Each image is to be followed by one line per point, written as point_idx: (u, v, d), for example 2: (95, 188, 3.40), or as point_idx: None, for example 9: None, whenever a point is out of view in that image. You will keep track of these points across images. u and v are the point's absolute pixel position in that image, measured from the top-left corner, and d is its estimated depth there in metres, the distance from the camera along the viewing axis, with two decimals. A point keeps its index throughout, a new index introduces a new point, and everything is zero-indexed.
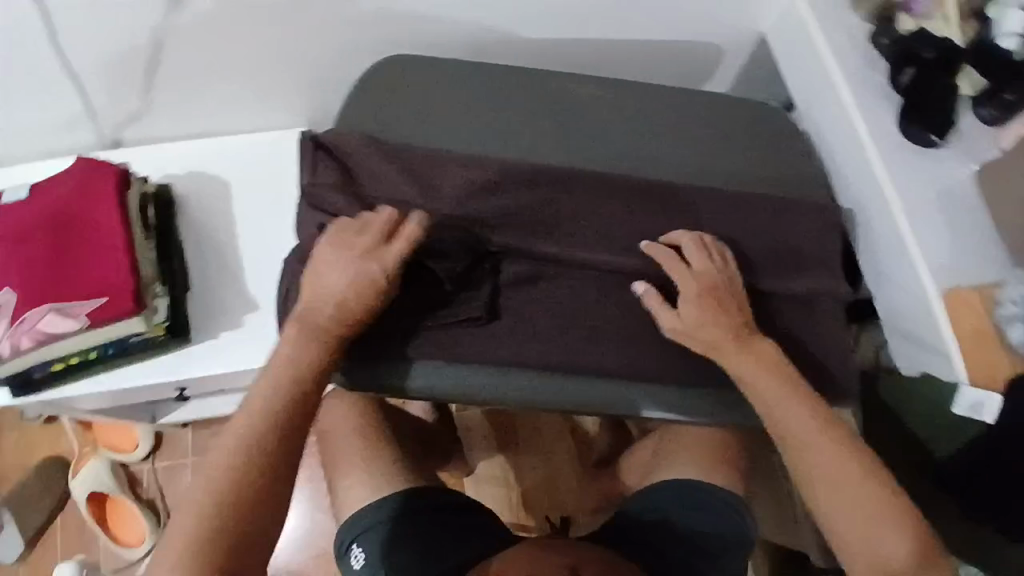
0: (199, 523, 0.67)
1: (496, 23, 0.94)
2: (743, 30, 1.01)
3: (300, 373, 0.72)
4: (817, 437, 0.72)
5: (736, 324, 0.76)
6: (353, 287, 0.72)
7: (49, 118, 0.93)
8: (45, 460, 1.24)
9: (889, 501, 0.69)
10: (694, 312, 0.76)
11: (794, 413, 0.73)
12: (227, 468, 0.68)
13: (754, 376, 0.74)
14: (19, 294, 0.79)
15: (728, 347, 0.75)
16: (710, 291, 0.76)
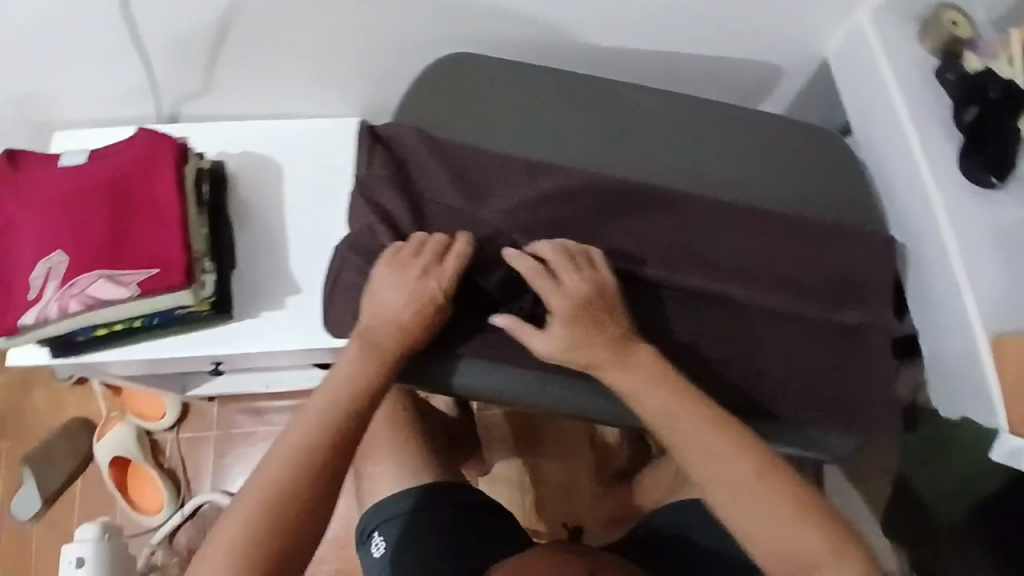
0: (247, 526, 0.68)
1: (560, 26, 0.93)
2: (803, 54, 1.00)
3: (356, 387, 0.74)
4: (724, 456, 0.72)
5: (605, 340, 0.73)
6: (410, 305, 0.73)
7: (114, 86, 0.95)
8: (71, 420, 1.25)
9: (795, 506, 0.70)
10: (566, 330, 0.73)
11: (698, 431, 0.72)
12: (278, 477, 0.70)
13: (635, 393, 0.73)
14: (71, 257, 0.80)
15: (606, 365, 0.73)
16: (581, 305, 0.73)
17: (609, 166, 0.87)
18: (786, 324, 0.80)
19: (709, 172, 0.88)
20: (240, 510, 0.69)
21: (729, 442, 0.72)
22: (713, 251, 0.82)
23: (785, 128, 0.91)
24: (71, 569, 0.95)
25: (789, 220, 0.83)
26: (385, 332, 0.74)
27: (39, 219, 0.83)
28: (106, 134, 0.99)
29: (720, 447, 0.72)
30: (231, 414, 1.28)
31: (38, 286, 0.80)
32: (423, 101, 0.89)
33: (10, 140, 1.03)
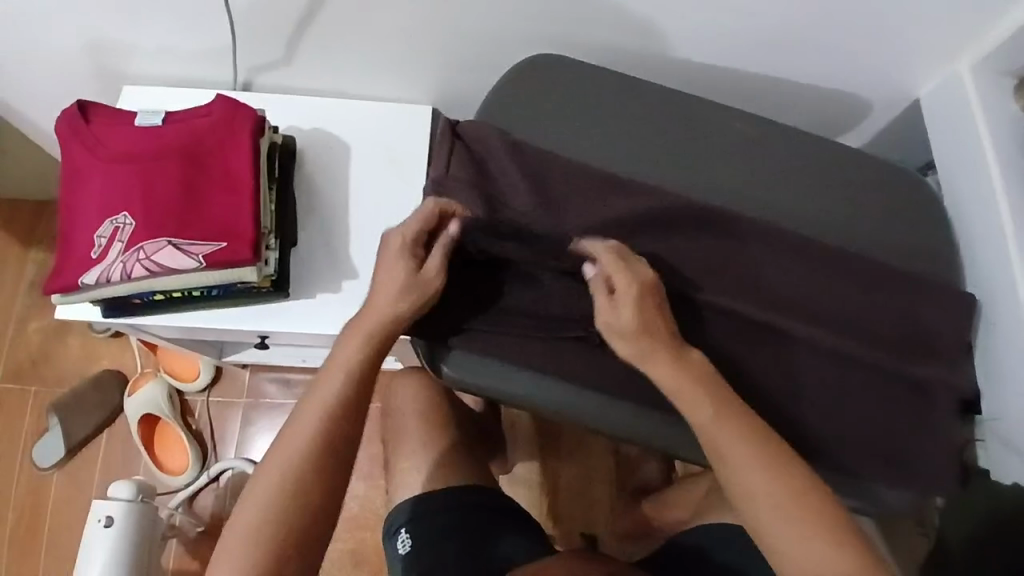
0: (245, 557, 0.64)
1: (650, 37, 0.92)
2: (889, 94, 0.98)
3: (342, 392, 0.70)
4: (754, 461, 0.66)
5: (663, 332, 0.69)
6: (394, 269, 0.71)
7: (197, 46, 0.95)
8: (105, 371, 1.25)
9: (834, 517, 0.63)
10: (631, 314, 0.69)
11: (731, 430, 0.66)
12: (274, 498, 0.66)
13: (679, 386, 0.68)
14: (139, 223, 0.80)
15: (660, 354, 0.68)
16: (645, 294, 0.70)
17: (689, 188, 0.85)
18: (856, 370, 0.78)
19: (792, 206, 0.85)
20: (249, 506, 0.66)
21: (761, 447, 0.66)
22: (787, 287, 0.80)
23: (873, 169, 0.89)
24: (99, 526, 0.97)
25: (868, 264, 0.81)
26: (382, 308, 0.70)
27: (109, 176, 0.82)
28: (179, 94, 0.99)
29: (752, 451, 0.66)
30: (261, 382, 1.28)
31: (102, 245, 0.80)
32: (507, 100, 0.87)
33: (82, 90, 1.04)
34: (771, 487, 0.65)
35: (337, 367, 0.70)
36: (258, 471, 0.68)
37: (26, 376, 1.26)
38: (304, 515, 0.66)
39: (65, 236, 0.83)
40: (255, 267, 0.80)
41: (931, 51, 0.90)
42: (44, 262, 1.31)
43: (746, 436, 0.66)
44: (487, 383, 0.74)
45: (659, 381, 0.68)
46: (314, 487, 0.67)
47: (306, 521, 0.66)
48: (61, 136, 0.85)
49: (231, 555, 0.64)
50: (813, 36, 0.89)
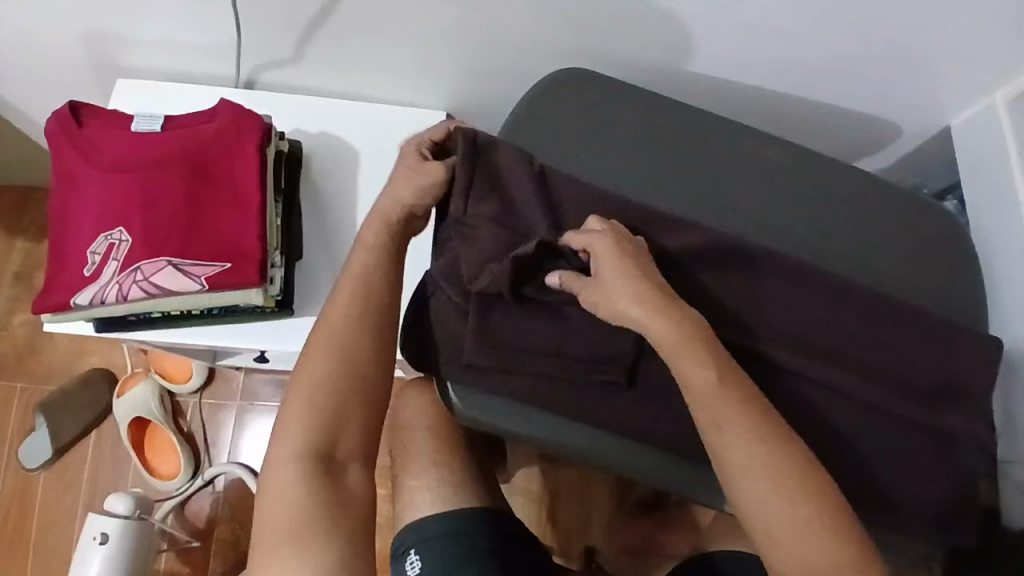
0: (302, 439, 0.66)
1: (683, 53, 0.87)
2: (921, 121, 0.95)
3: (372, 280, 0.71)
4: (747, 422, 0.62)
5: (652, 284, 0.66)
6: (405, 161, 0.75)
7: (200, 41, 0.89)
8: (94, 369, 1.21)
9: (829, 499, 0.61)
10: (611, 266, 0.66)
11: (729, 394, 0.63)
12: (321, 385, 0.67)
13: (673, 345, 0.64)
14: (137, 240, 0.76)
15: (648, 308, 0.64)
16: (620, 245, 0.68)
17: (716, 218, 0.81)
18: (880, 417, 0.76)
19: (822, 241, 0.82)
20: (292, 418, 0.67)
21: (754, 403, 0.63)
22: (815, 329, 0.77)
23: (905, 203, 0.86)
24: (94, 543, 0.98)
25: (898, 307, 0.79)
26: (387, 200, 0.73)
27: (104, 186, 0.77)
28: (178, 90, 0.93)
29: (748, 414, 0.62)
30: (256, 384, 1.24)
31: (96, 262, 0.76)
32: (532, 118, 0.82)
33: (73, 80, 0.97)
34: (756, 446, 0.61)
35: (366, 256, 0.72)
36: (302, 362, 0.69)
37: (11, 372, 1.22)
38: (355, 399, 0.68)
39: (55, 248, 0.78)
40: (261, 289, 0.77)
41: (970, 83, 0.87)
42: (29, 252, 1.25)
43: (747, 402, 0.63)
44: (510, 424, 0.71)
45: (662, 344, 0.64)
46: (361, 370, 0.69)
47: (356, 405, 0.68)
48: (51, 140, 0.80)
49: (290, 439, 0.67)
50: (850, 62, 0.86)
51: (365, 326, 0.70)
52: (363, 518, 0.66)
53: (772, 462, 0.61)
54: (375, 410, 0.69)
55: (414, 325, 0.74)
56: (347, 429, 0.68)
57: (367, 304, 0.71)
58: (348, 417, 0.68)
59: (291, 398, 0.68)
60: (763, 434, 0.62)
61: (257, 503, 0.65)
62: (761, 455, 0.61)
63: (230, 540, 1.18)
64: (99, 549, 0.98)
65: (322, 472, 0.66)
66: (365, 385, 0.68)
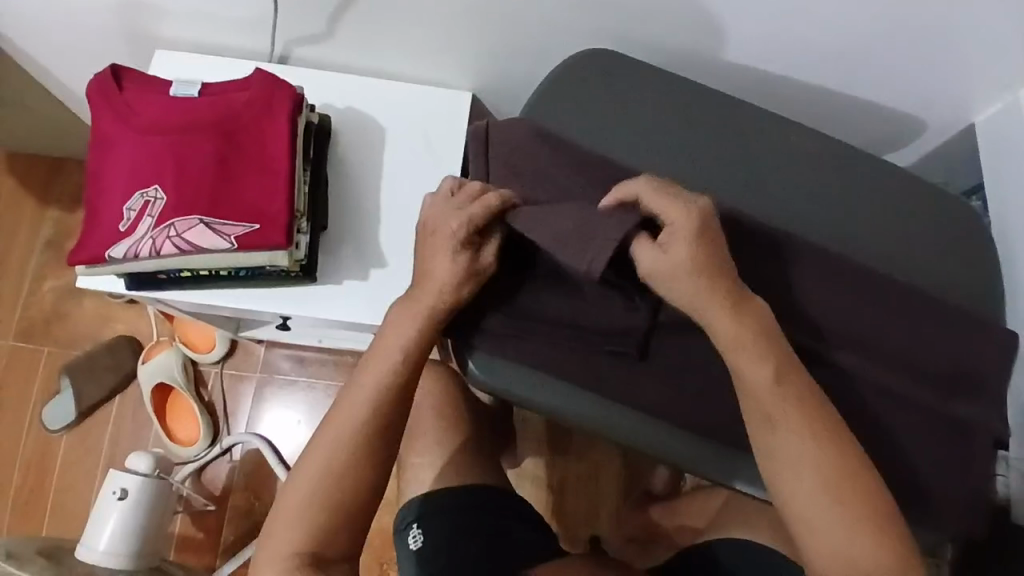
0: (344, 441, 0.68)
1: (708, 39, 0.89)
2: (945, 116, 0.95)
3: (401, 363, 0.69)
4: (800, 423, 0.65)
5: (723, 278, 0.66)
6: (447, 253, 0.69)
7: (238, 14, 0.92)
8: (120, 337, 1.24)
9: (879, 515, 0.64)
10: (681, 253, 0.65)
11: (791, 397, 0.65)
12: (332, 461, 0.68)
13: (731, 339, 0.66)
14: (170, 199, 0.78)
15: (712, 304, 0.66)
16: (702, 232, 0.65)
17: (735, 200, 0.82)
18: (894, 403, 0.76)
19: (839, 228, 0.83)
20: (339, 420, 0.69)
21: (811, 406, 0.66)
22: (832, 315, 0.77)
23: (925, 195, 0.86)
24: (112, 498, 1.01)
25: (915, 294, 0.79)
26: (434, 292, 0.69)
27: (141, 146, 0.80)
28: (213, 63, 0.96)
29: (805, 417, 0.65)
30: (275, 358, 1.27)
31: (131, 218, 0.79)
32: (556, 97, 0.84)
33: (114, 51, 1.01)
34: (810, 449, 0.65)
35: (396, 336, 0.70)
36: (324, 424, 0.70)
37: (38, 336, 1.25)
38: (359, 476, 0.69)
39: (93, 205, 0.81)
40: (287, 252, 0.79)
41: (994, 78, 0.87)
42: (60, 221, 1.30)
43: (805, 406, 0.65)
44: (518, 391, 0.72)
45: (719, 337, 0.66)
46: (368, 451, 0.69)
47: (360, 483, 0.69)
48: (92, 101, 0.83)
49: (296, 506, 0.68)
50: (872, 53, 0.86)
51: (382, 408, 0.69)
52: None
53: (823, 467, 0.64)
54: (375, 487, 0.70)
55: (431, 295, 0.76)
56: (348, 506, 0.68)
57: (389, 385, 0.69)
58: (350, 494, 0.68)
59: (307, 463, 0.69)
60: (817, 438, 0.65)
61: (262, 536, 0.69)
62: (813, 462, 0.65)
63: (243, 509, 1.20)
64: (117, 504, 1.00)
65: (317, 541, 0.67)
66: (370, 465, 0.69)
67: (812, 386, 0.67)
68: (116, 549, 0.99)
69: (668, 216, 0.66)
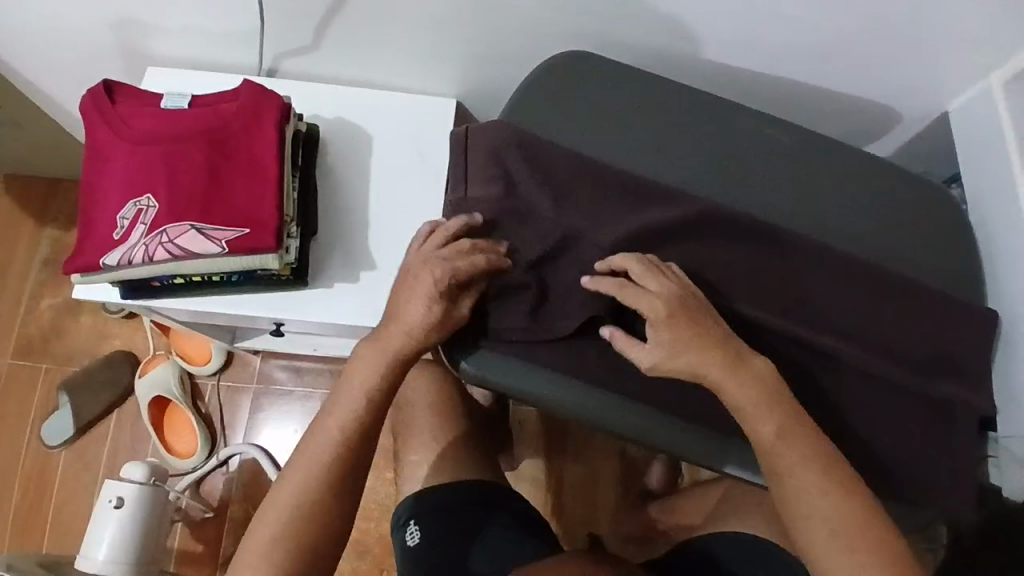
0: (316, 462, 0.70)
1: (683, 39, 0.91)
2: (918, 106, 0.97)
3: (371, 390, 0.72)
4: (812, 469, 0.66)
5: (720, 347, 0.68)
6: (425, 297, 0.71)
7: (226, 29, 0.95)
8: (117, 351, 1.26)
9: (883, 544, 0.65)
10: (669, 335, 0.68)
11: (795, 445, 0.67)
12: (306, 478, 0.70)
13: (744, 405, 0.68)
14: (162, 206, 0.80)
15: (718, 375, 0.68)
16: (681, 309, 0.69)
17: (713, 192, 0.84)
18: (876, 384, 0.77)
19: (816, 215, 0.84)
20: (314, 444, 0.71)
21: (825, 459, 0.67)
22: (813, 301, 0.78)
23: (901, 183, 0.87)
24: (109, 506, 1.02)
25: (895, 278, 0.80)
26: (405, 334, 0.72)
27: (134, 157, 0.83)
28: (203, 77, 0.98)
29: (812, 465, 0.67)
30: (271, 369, 1.28)
31: (125, 226, 0.80)
32: (537, 98, 0.86)
33: (107, 69, 1.04)
34: (821, 494, 0.66)
35: (370, 360, 0.72)
36: (299, 445, 0.72)
37: (36, 353, 1.27)
38: (331, 492, 0.70)
39: (87, 215, 0.83)
40: (277, 255, 0.81)
41: (961, 68, 0.89)
42: (58, 239, 1.32)
43: (809, 451, 0.67)
44: (507, 383, 0.73)
45: (733, 403, 0.68)
46: (341, 467, 0.71)
47: (332, 498, 0.70)
48: (85, 114, 0.85)
49: (270, 522, 0.69)
50: (841, 47, 0.89)
51: (355, 429, 0.71)
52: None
53: (832, 510, 0.66)
54: (346, 504, 0.72)
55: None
56: (324, 520, 0.70)
57: (360, 404, 0.72)
58: (324, 511, 0.70)
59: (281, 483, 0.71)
60: (829, 484, 0.66)
61: (237, 553, 0.69)
62: (822, 506, 0.66)
63: (241, 520, 1.21)
64: (114, 512, 1.01)
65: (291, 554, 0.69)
66: (339, 484, 0.71)
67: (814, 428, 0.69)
68: (115, 557, 1.00)
69: (644, 305, 0.69)
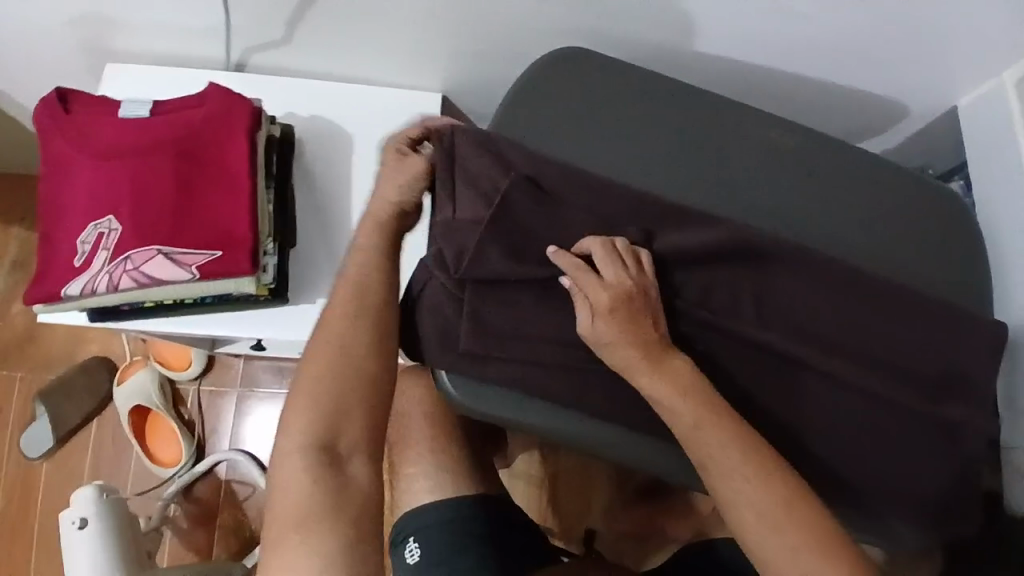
0: (330, 366, 0.67)
1: (681, 32, 0.85)
2: (926, 100, 0.92)
3: (364, 283, 0.72)
4: (737, 456, 0.64)
5: (647, 335, 0.67)
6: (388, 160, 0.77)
7: (187, 22, 0.87)
8: (94, 358, 1.21)
9: (810, 521, 0.62)
10: (608, 308, 0.67)
11: (715, 435, 0.64)
12: (322, 392, 0.67)
13: (661, 398, 0.65)
14: (125, 230, 0.76)
15: (639, 368, 0.66)
16: (625, 304, 0.67)
17: (714, 200, 0.79)
18: (883, 409, 0.73)
19: (821, 222, 0.80)
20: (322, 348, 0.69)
21: (749, 449, 0.64)
22: (822, 319, 0.75)
23: (911, 185, 0.83)
24: (73, 528, 0.99)
25: (908, 291, 0.76)
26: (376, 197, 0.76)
27: (94, 173, 0.77)
28: (168, 76, 0.91)
29: (734, 456, 0.63)
30: (255, 371, 1.23)
31: (87, 251, 0.76)
32: (526, 101, 0.80)
33: (66, 65, 0.96)
34: (747, 480, 0.63)
35: (352, 277, 0.72)
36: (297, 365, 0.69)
37: (9, 361, 1.22)
38: (355, 412, 0.67)
39: (46, 237, 0.78)
40: (253, 278, 0.77)
41: (973, 63, 0.84)
42: (26, 240, 1.25)
43: (730, 439, 0.64)
44: (503, 415, 0.71)
45: (657, 396, 0.66)
46: (365, 365, 0.68)
47: (357, 410, 0.67)
48: (39, 127, 0.79)
49: (292, 434, 0.66)
50: (848, 41, 0.83)
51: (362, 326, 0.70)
52: (369, 508, 0.64)
53: (758, 497, 0.62)
54: (377, 416, 0.68)
55: (410, 311, 0.74)
56: (355, 437, 0.66)
57: (362, 300, 0.71)
58: (352, 413, 0.67)
59: (293, 396, 0.67)
60: (751, 470, 0.63)
61: (271, 479, 0.65)
62: (751, 487, 0.63)
63: (232, 526, 1.19)
64: (81, 533, 0.99)
65: (326, 465, 0.64)
66: (368, 382, 0.68)
67: (738, 420, 0.65)
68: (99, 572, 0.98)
69: (587, 292, 0.68)
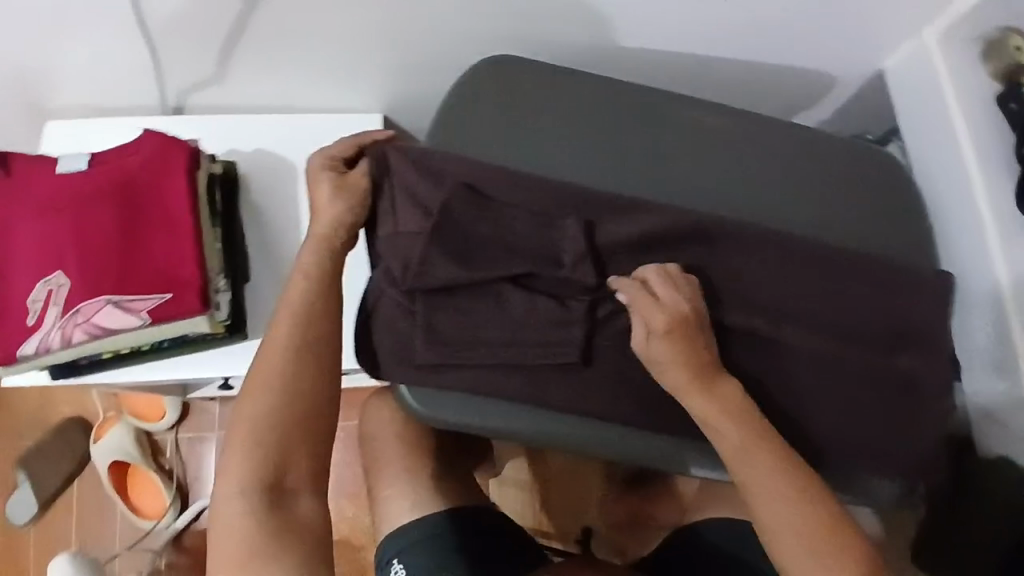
0: (267, 404, 0.67)
1: (606, 28, 0.87)
2: (853, 67, 0.95)
3: (303, 313, 0.71)
4: (775, 476, 0.65)
5: (702, 358, 0.68)
6: (323, 177, 0.74)
7: (118, 71, 0.87)
8: (67, 420, 1.20)
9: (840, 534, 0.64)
10: (662, 331, 0.68)
11: (762, 457, 0.66)
12: (259, 430, 0.66)
13: (715, 421, 0.67)
14: (74, 284, 0.75)
15: (693, 390, 0.68)
16: (681, 325, 0.68)
17: (655, 186, 0.81)
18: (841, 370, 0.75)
19: (762, 196, 0.82)
20: (260, 384, 0.68)
21: (789, 469, 0.66)
22: (773, 290, 0.76)
23: (843, 150, 0.85)
24: None
25: (853, 253, 0.78)
26: (324, 216, 0.73)
27: (36, 231, 0.77)
28: (108, 128, 0.92)
29: (776, 477, 0.65)
30: None
31: (37, 309, 0.75)
32: (461, 110, 0.81)
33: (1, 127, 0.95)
34: (785, 501, 0.65)
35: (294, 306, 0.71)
36: (239, 399, 0.68)
37: None
38: (293, 448, 0.67)
39: None
40: (206, 316, 0.78)
41: (890, 26, 0.87)
42: None
43: (776, 465, 0.66)
44: (463, 419, 0.71)
45: (709, 416, 0.67)
46: (304, 397, 0.68)
47: (296, 446, 0.68)
48: None
49: (233, 473, 0.66)
50: (768, 18, 0.85)
51: (301, 359, 0.69)
52: (316, 545, 0.66)
53: (798, 519, 0.64)
54: (317, 450, 0.69)
55: (366, 326, 0.74)
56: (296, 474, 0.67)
57: (301, 331, 0.70)
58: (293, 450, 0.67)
59: (234, 437, 0.67)
60: (792, 492, 0.65)
61: (210, 523, 0.66)
62: (788, 507, 0.65)
63: None
64: None
65: (265, 504, 0.65)
66: (307, 417, 0.68)
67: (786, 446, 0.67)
68: None
69: (643, 314, 0.69)
